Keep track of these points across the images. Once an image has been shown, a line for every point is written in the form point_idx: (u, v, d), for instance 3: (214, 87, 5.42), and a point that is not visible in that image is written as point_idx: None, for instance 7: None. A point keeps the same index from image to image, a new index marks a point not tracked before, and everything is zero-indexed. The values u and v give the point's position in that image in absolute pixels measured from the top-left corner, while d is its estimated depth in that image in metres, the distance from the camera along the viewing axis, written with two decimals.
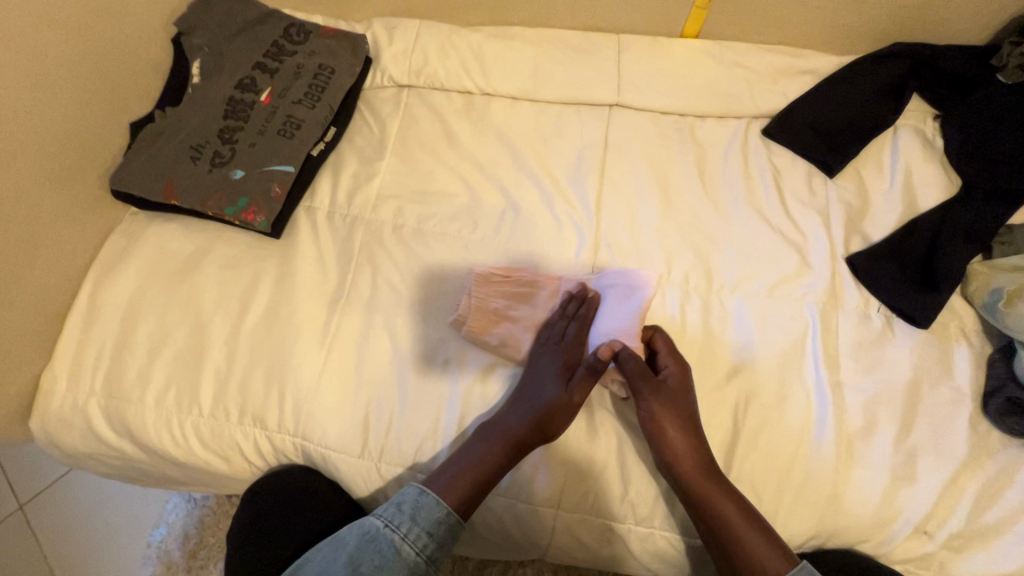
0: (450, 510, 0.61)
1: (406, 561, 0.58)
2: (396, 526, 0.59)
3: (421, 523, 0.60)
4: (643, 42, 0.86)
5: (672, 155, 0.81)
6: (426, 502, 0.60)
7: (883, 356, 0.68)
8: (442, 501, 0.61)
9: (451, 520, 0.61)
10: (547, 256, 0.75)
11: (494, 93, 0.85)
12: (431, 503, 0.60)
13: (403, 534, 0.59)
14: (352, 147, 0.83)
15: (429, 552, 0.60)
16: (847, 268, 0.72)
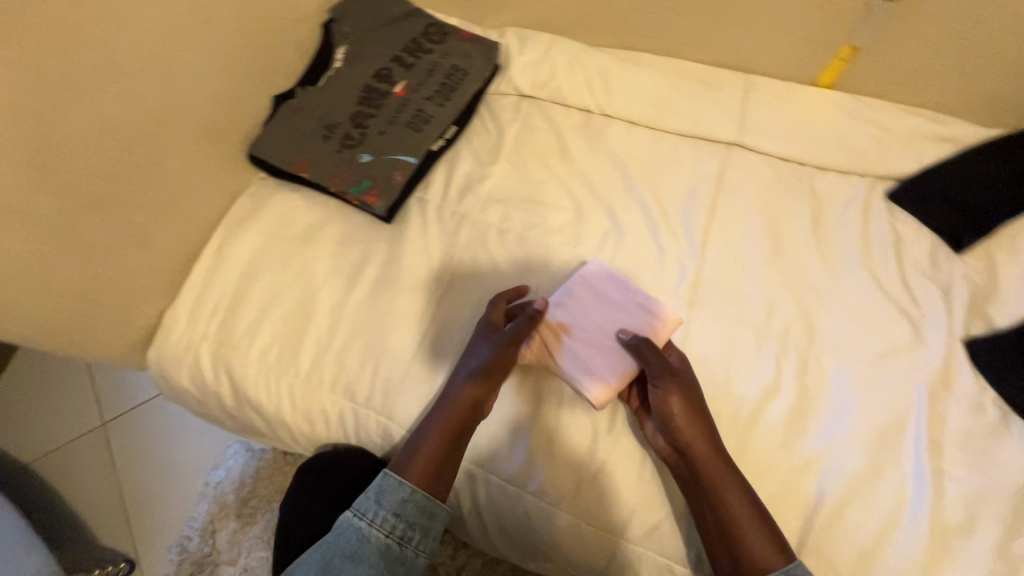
0: (412, 490, 0.62)
1: (376, 545, 0.60)
2: (363, 513, 0.62)
3: (384, 506, 0.61)
4: (773, 86, 0.85)
5: (787, 203, 0.79)
6: (390, 484, 0.62)
7: (995, 458, 0.63)
8: (403, 482, 0.62)
9: (416, 499, 0.62)
10: (645, 284, 0.75)
11: (614, 115, 0.86)
12: (393, 484, 0.62)
13: (370, 521, 0.61)
14: (469, 148, 0.86)
15: (400, 533, 0.61)
16: (964, 352, 0.69)
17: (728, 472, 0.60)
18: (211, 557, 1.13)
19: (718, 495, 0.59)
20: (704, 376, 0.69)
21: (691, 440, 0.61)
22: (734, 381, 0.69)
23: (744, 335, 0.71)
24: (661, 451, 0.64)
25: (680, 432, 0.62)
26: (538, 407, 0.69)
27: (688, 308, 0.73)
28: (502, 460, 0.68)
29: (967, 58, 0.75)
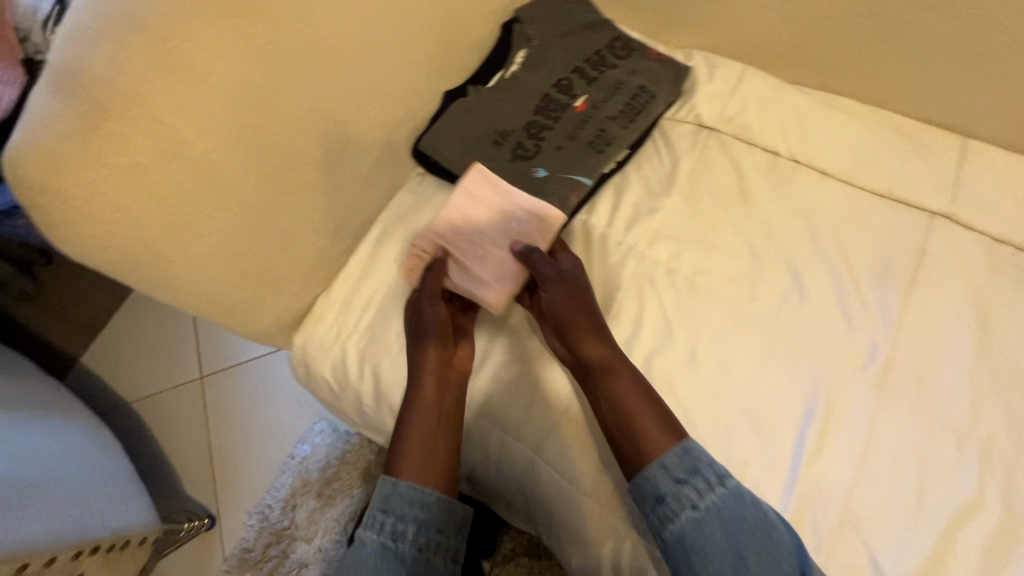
0: (392, 484, 0.64)
1: (373, 546, 0.62)
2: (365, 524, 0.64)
3: (375, 506, 0.64)
4: (999, 156, 0.75)
5: (1002, 292, 0.70)
6: (399, 490, 0.64)
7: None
8: (387, 477, 0.65)
9: (393, 489, 0.64)
10: (828, 356, 0.68)
11: (805, 162, 0.78)
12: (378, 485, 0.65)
13: (366, 528, 0.63)
14: (639, 175, 0.81)
15: (393, 529, 0.62)
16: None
17: (613, 363, 0.65)
18: (288, 530, 1.14)
19: (608, 385, 0.64)
20: (893, 476, 0.62)
21: (588, 347, 0.65)
22: (928, 487, 0.61)
23: (942, 437, 0.63)
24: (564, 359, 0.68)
25: (574, 333, 0.66)
26: (531, 375, 0.70)
27: (877, 393, 0.65)
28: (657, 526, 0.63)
29: None
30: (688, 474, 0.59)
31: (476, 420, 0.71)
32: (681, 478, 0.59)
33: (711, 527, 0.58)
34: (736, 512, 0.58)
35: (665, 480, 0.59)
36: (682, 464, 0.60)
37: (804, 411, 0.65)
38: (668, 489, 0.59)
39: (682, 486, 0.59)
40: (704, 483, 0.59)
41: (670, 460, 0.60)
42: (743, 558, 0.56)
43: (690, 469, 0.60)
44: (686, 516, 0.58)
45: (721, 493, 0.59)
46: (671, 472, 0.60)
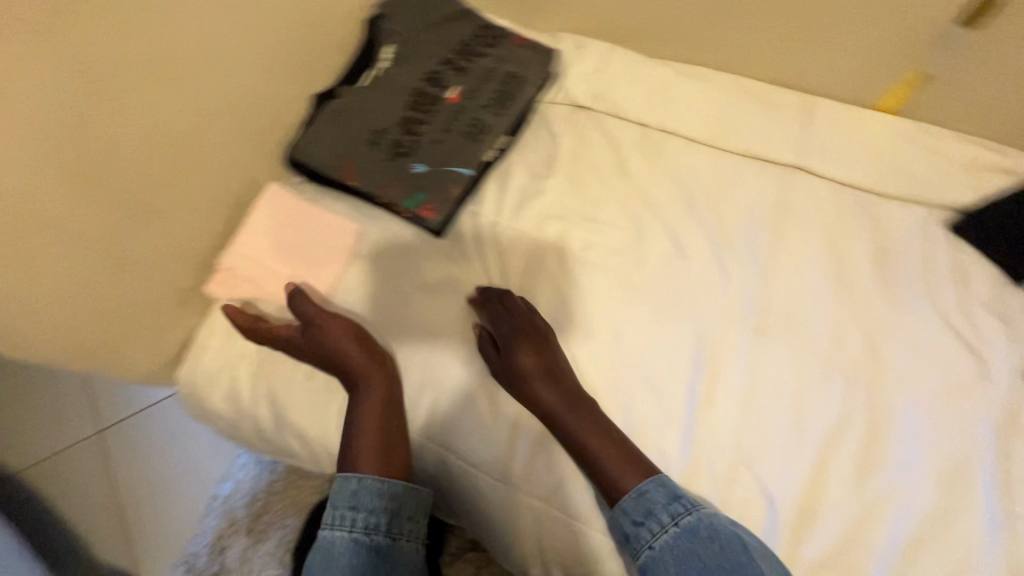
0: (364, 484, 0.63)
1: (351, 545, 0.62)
2: (338, 521, 0.63)
3: (338, 503, 0.63)
4: (835, 109, 0.83)
5: (849, 231, 0.78)
6: (350, 483, 0.64)
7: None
8: (352, 474, 0.64)
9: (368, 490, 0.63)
10: (711, 310, 0.72)
11: (671, 130, 0.83)
12: (343, 481, 0.64)
13: (346, 526, 0.63)
14: (521, 160, 0.82)
15: (375, 529, 0.63)
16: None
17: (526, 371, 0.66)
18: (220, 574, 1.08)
19: (558, 425, 0.64)
20: (778, 409, 0.67)
21: (546, 402, 0.65)
22: (806, 414, 0.67)
23: (813, 368, 0.69)
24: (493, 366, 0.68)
25: (529, 385, 0.66)
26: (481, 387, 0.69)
27: (756, 337, 0.71)
28: (569, 496, 0.65)
29: None
30: (643, 518, 0.59)
31: (428, 450, 0.69)
32: (637, 519, 0.60)
33: (672, 562, 0.58)
34: (691, 547, 0.58)
35: (627, 522, 0.60)
36: (640, 506, 0.60)
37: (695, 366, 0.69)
38: (628, 530, 0.60)
39: (636, 527, 0.60)
40: (659, 523, 0.59)
41: (628, 504, 0.60)
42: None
43: (646, 511, 0.59)
44: (644, 557, 0.59)
45: (674, 533, 0.58)
46: (629, 515, 0.60)
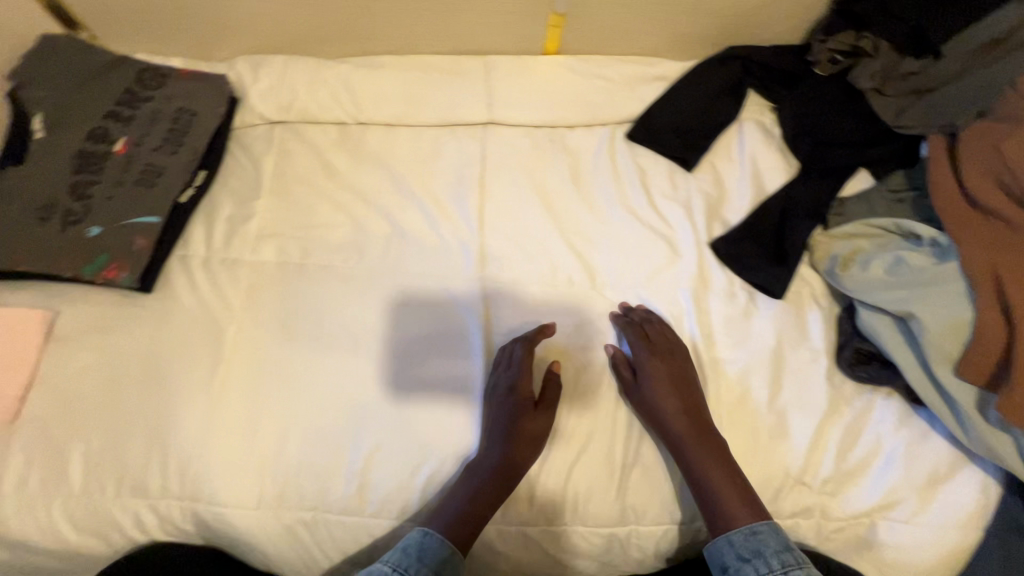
0: (453, 548, 0.62)
1: None
2: (402, 568, 0.59)
3: (428, 563, 0.60)
4: (508, 63, 0.90)
5: (546, 165, 0.85)
6: (431, 542, 0.61)
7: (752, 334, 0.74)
8: (447, 541, 0.61)
9: (454, 558, 0.61)
10: (437, 275, 0.76)
11: (368, 122, 0.86)
12: (436, 543, 0.61)
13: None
14: (226, 190, 0.81)
15: None
16: (713, 251, 0.79)
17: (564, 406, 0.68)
18: None
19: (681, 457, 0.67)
20: (511, 345, 0.72)
21: (674, 424, 0.68)
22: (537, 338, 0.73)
23: (536, 295, 0.75)
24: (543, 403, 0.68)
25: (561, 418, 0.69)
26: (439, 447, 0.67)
27: (480, 286, 0.75)
28: (334, 497, 0.64)
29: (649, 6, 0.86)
30: (752, 556, 0.61)
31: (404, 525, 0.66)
32: (745, 556, 0.61)
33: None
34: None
35: (731, 555, 0.62)
36: (749, 544, 0.62)
37: (430, 332, 0.72)
38: (731, 564, 0.62)
39: (744, 563, 0.61)
40: (767, 564, 0.60)
41: (737, 537, 0.62)
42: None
43: (754, 550, 0.61)
44: None
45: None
46: (735, 547, 0.62)
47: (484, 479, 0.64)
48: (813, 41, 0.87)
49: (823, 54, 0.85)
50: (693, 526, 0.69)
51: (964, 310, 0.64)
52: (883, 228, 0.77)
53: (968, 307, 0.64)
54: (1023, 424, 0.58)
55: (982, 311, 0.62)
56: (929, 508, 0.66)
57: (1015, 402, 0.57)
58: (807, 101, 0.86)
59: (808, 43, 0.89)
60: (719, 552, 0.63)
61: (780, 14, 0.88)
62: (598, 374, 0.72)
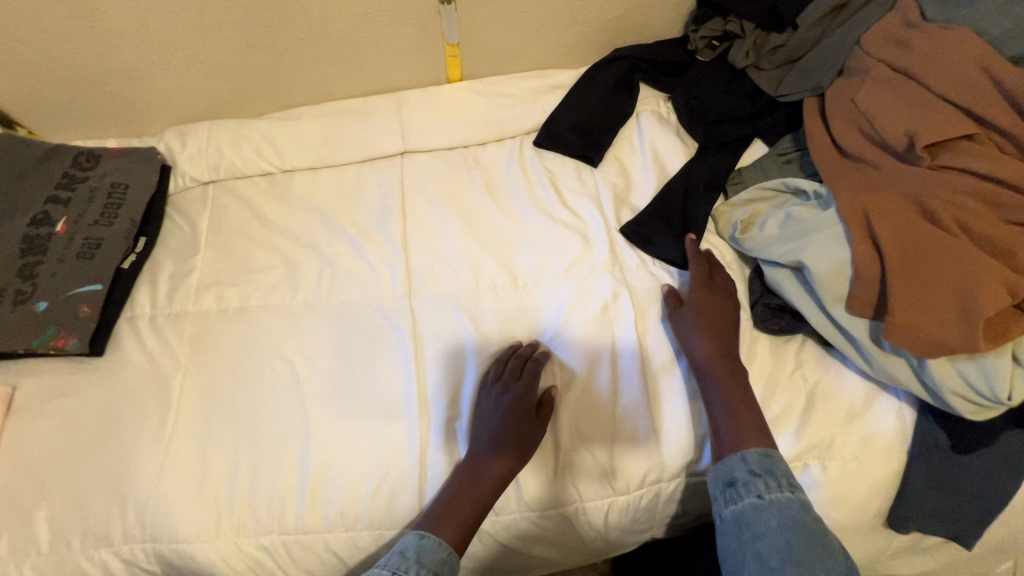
0: (450, 550, 0.65)
1: None
2: (402, 571, 0.62)
3: (426, 564, 0.63)
4: (417, 95, 0.97)
5: (462, 182, 0.91)
6: (428, 544, 0.64)
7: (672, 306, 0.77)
8: (441, 542, 0.65)
9: (452, 559, 0.65)
10: (369, 298, 0.81)
11: (293, 169, 0.92)
12: (432, 545, 0.64)
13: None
14: (166, 251, 0.86)
15: None
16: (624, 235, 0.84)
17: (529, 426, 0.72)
18: None
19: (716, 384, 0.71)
20: (443, 351, 0.76)
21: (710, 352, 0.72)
22: (466, 341, 0.77)
23: (462, 301, 0.80)
24: (516, 421, 0.71)
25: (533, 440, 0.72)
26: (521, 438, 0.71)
27: (409, 301, 0.80)
28: (288, 518, 0.68)
29: (533, 25, 0.94)
30: (764, 473, 0.65)
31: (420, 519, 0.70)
32: (756, 473, 0.65)
33: (769, 515, 0.62)
34: (802, 513, 0.62)
35: (741, 469, 0.65)
36: (763, 463, 0.66)
37: (367, 351, 0.76)
38: (740, 476, 0.65)
39: (753, 478, 0.65)
40: (776, 483, 0.64)
41: (752, 455, 0.66)
42: (791, 548, 0.60)
43: (767, 467, 0.65)
44: (749, 501, 0.64)
45: (788, 496, 0.63)
46: (749, 464, 0.65)
47: (484, 479, 0.69)
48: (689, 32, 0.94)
49: (700, 42, 0.93)
50: (629, 504, 0.72)
51: (842, 250, 0.67)
52: (774, 189, 0.81)
53: (845, 246, 0.66)
54: (898, 343, 0.61)
55: (855, 246, 0.65)
56: (853, 443, 0.69)
57: (895, 325, 0.60)
58: (694, 87, 0.92)
59: (687, 35, 0.97)
60: (730, 466, 0.66)
61: (656, 15, 0.95)
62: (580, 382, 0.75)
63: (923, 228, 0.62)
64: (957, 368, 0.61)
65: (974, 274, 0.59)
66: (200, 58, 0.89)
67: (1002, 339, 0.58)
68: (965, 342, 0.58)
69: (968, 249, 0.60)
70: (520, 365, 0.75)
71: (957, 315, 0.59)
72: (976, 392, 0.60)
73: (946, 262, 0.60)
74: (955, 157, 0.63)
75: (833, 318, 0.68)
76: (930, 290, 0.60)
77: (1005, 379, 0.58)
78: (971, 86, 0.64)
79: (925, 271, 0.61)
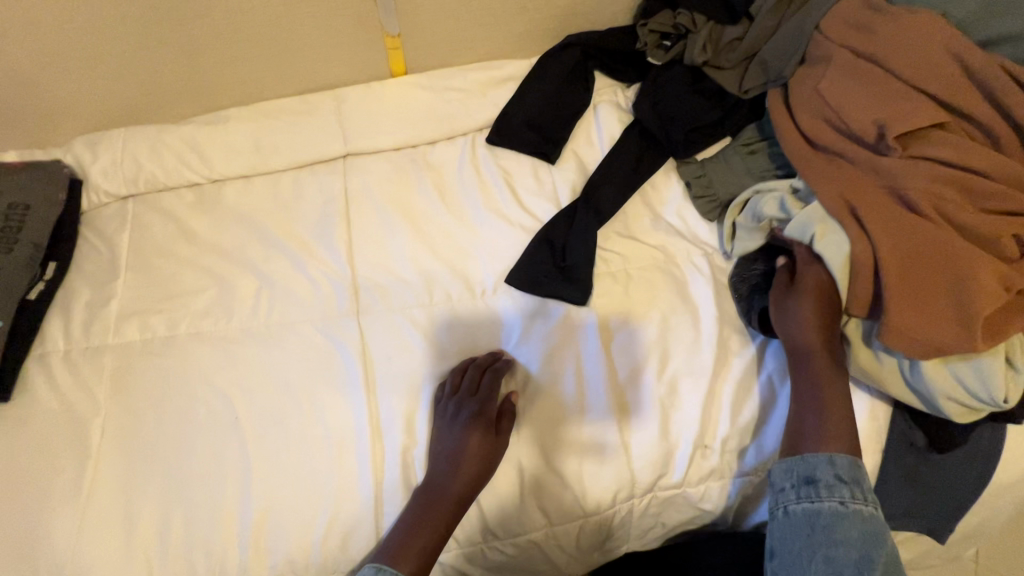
0: None
1: None
2: None
3: None
4: (357, 92, 0.89)
5: (410, 185, 0.85)
6: None
7: (643, 315, 0.74)
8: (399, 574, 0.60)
9: None
10: (312, 319, 0.74)
11: (223, 178, 0.84)
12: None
13: None
14: (80, 276, 0.77)
15: None
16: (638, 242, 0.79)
17: (490, 442, 0.68)
18: None
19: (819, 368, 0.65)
20: (397, 373, 0.70)
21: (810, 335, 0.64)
22: (421, 361, 0.72)
23: (414, 317, 0.74)
24: (474, 435, 0.67)
25: (495, 456, 0.68)
26: (481, 454, 0.67)
27: (357, 320, 0.73)
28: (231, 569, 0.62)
29: (478, 12, 0.87)
30: (852, 481, 0.60)
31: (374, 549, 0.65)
32: (843, 478, 0.61)
33: (850, 524, 0.59)
34: (882, 529, 0.59)
35: (827, 472, 0.61)
36: (851, 470, 0.61)
37: (311, 379, 0.70)
38: (824, 477, 0.61)
39: (839, 483, 0.60)
40: (862, 491, 0.60)
41: (841, 459, 0.61)
42: (871, 564, 0.57)
43: (853, 474, 0.61)
44: (831, 505, 0.59)
45: (872, 509, 0.59)
46: (836, 468, 0.61)
47: (444, 507, 0.64)
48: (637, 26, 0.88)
49: (649, 37, 0.86)
50: (600, 522, 0.69)
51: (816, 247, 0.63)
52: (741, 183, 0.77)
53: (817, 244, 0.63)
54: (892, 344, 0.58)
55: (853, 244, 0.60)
56: None
57: (891, 329, 0.57)
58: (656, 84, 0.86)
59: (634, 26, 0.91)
60: (813, 465, 0.61)
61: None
62: (544, 391, 0.71)
63: (915, 224, 0.59)
64: (950, 369, 0.59)
65: (970, 271, 0.56)
66: (107, 57, 0.79)
67: (998, 338, 0.57)
68: (963, 344, 0.56)
69: (961, 245, 0.57)
70: (482, 377, 0.70)
71: (954, 314, 0.57)
72: (970, 394, 0.59)
73: (940, 260, 0.57)
74: (928, 148, 0.60)
75: (806, 320, 0.64)
76: (926, 290, 0.57)
77: (999, 380, 0.57)
78: (938, 72, 0.61)
79: (921, 271, 0.58)
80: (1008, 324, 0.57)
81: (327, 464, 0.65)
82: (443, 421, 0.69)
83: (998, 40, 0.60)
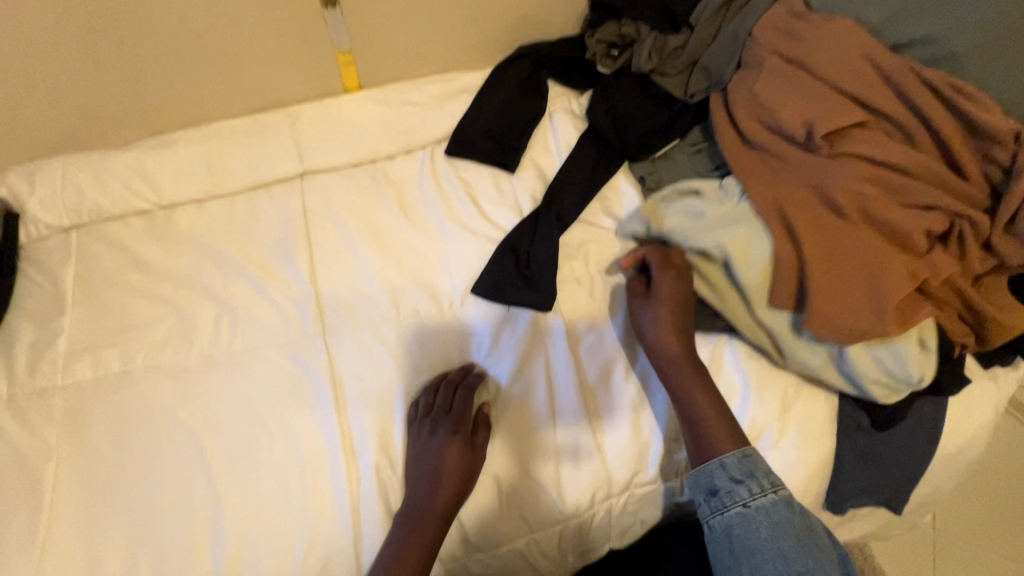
0: None
1: None
2: None
3: None
4: (311, 110, 0.88)
5: (371, 201, 0.84)
6: None
7: (608, 316, 0.76)
8: None
9: None
10: (277, 343, 0.72)
11: (174, 203, 0.81)
12: None
13: None
14: (23, 314, 0.73)
15: None
16: (599, 241, 0.82)
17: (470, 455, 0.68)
18: None
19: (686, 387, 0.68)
20: (367, 392, 0.69)
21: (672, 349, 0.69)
22: (394, 378, 0.71)
23: (382, 334, 0.73)
24: (455, 449, 0.67)
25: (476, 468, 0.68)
26: (463, 472, 0.67)
27: (324, 341, 0.72)
28: None
29: (429, 26, 0.87)
30: (746, 478, 0.63)
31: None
32: (737, 478, 0.64)
33: (758, 524, 0.61)
34: (789, 518, 0.61)
35: (722, 477, 0.64)
36: (743, 467, 0.64)
37: (279, 405, 0.68)
38: (723, 484, 0.64)
39: (735, 485, 0.63)
40: (759, 486, 0.63)
41: (731, 461, 0.64)
42: (786, 559, 0.58)
43: (748, 471, 0.64)
44: (737, 511, 0.62)
45: (772, 499, 0.62)
46: (729, 470, 0.64)
47: (426, 525, 0.64)
48: (585, 38, 0.91)
49: (597, 47, 0.89)
50: (580, 525, 0.70)
51: (765, 246, 0.66)
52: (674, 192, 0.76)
53: (767, 244, 0.66)
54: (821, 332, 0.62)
55: (775, 241, 0.65)
56: (788, 431, 0.70)
57: (817, 320, 0.62)
58: (610, 87, 0.88)
59: (582, 37, 0.94)
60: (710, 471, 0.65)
61: (557, 9, 0.91)
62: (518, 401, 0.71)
63: (832, 223, 0.64)
64: (873, 355, 0.64)
65: (882, 264, 0.61)
66: (41, 83, 0.76)
67: (909, 323, 0.62)
68: (877, 332, 0.61)
69: (876, 239, 0.63)
70: (458, 391, 0.70)
71: (871, 304, 0.61)
72: (891, 378, 0.64)
73: (853, 252, 0.63)
74: (852, 145, 0.64)
75: (760, 319, 0.67)
76: (844, 284, 0.62)
77: (913, 361, 0.63)
78: (857, 74, 0.65)
79: (838, 266, 0.63)
80: (918, 310, 0.63)
81: (302, 492, 0.64)
82: (421, 439, 0.68)
83: (910, 44, 0.64)
